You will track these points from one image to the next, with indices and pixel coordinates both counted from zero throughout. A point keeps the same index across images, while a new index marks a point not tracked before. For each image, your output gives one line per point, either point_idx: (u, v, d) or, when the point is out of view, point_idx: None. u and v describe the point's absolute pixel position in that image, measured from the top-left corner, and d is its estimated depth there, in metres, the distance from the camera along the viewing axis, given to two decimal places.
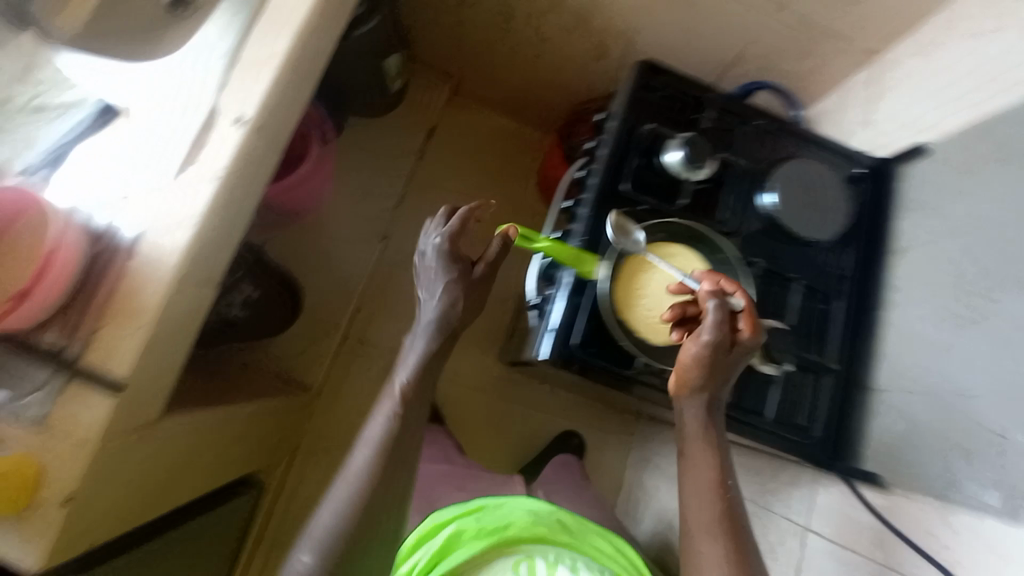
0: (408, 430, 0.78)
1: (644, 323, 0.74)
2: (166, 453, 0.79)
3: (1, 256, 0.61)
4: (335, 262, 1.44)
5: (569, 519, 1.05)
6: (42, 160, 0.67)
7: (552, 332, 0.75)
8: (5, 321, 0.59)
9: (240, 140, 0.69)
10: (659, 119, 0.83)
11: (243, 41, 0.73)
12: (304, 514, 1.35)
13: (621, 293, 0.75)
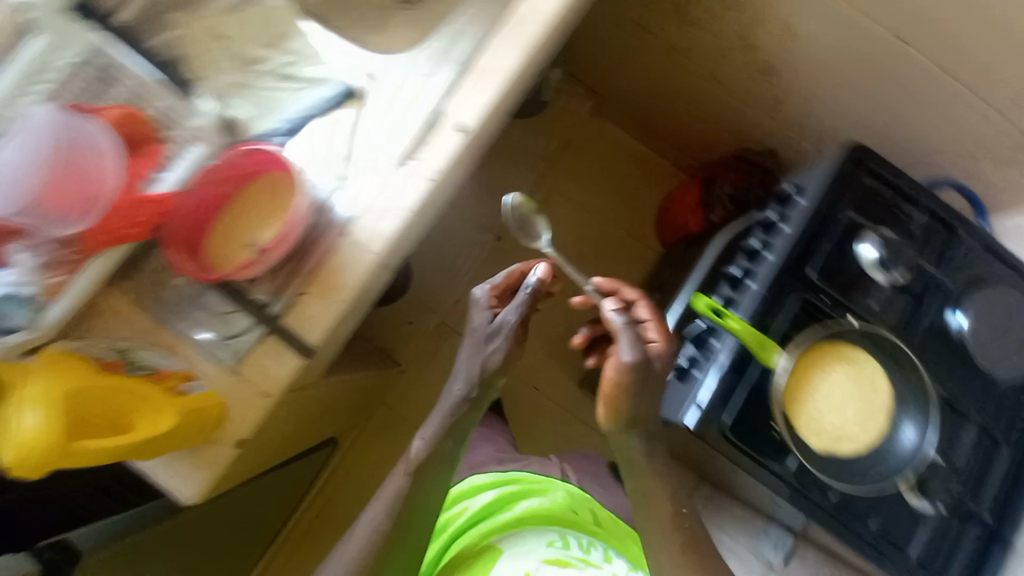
0: (465, 420, 0.90)
1: (809, 424, 0.72)
2: (303, 411, 0.83)
3: (239, 211, 0.66)
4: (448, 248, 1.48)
5: (604, 514, 1.00)
6: (283, 129, 0.70)
7: (700, 406, 0.72)
8: (232, 274, 0.64)
9: (458, 144, 0.69)
10: (861, 208, 0.79)
11: (482, 46, 0.72)
12: (364, 480, 1.40)
13: (793, 389, 0.73)
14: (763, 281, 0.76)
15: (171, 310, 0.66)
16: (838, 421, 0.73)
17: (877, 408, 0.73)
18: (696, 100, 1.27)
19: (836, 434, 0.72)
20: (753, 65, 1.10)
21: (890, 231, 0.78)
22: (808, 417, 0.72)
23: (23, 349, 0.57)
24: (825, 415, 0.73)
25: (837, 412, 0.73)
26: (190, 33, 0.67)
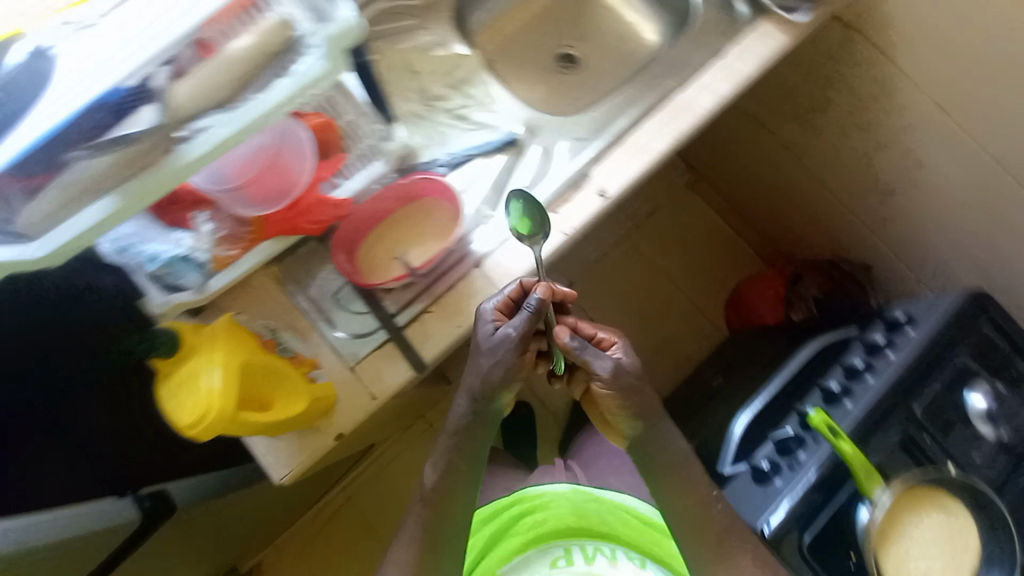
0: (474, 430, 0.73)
1: (896, 564, 0.72)
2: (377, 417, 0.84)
3: (395, 226, 0.72)
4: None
5: (609, 501, 0.86)
6: (446, 160, 0.76)
7: (777, 518, 0.74)
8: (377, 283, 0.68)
9: (598, 209, 0.74)
10: (975, 355, 0.81)
11: (635, 125, 0.79)
12: (382, 493, 1.36)
13: (887, 525, 0.73)
14: (867, 403, 0.79)
15: (306, 295, 0.70)
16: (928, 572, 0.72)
17: (968, 568, 0.72)
18: (803, 204, 1.30)
19: None
20: (867, 183, 1.13)
21: (1000, 385, 0.80)
22: (896, 556, 0.72)
23: (181, 308, 0.62)
24: (916, 561, 0.72)
25: (929, 563, 0.72)
26: (391, 64, 0.79)
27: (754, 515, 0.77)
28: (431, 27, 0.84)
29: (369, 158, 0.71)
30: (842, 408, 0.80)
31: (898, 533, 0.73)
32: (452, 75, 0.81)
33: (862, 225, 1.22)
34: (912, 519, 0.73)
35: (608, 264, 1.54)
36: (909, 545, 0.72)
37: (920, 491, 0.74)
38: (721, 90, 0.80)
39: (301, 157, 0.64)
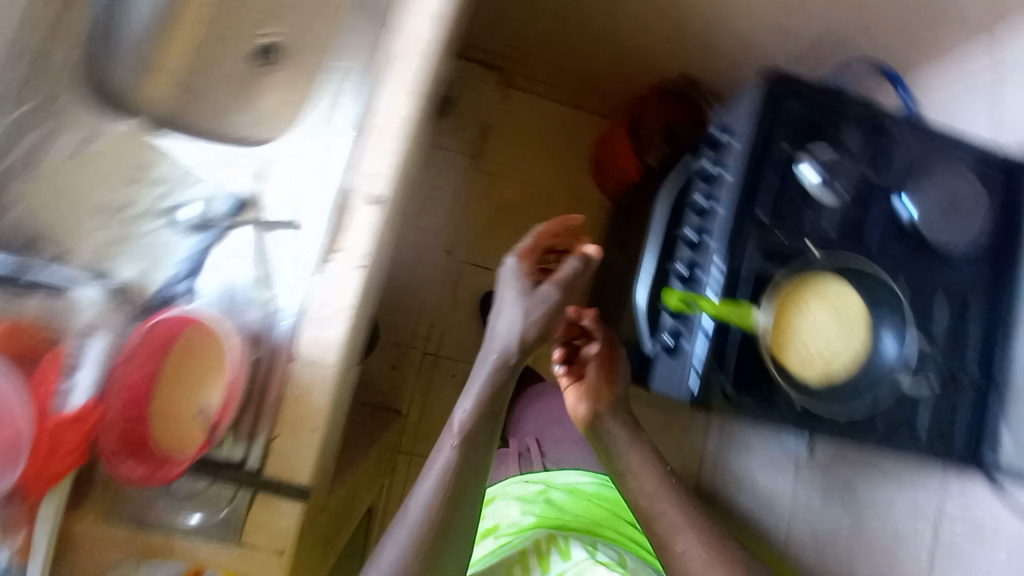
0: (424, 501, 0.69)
1: (801, 359, 0.76)
2: (335, 510, 0.81)
3: (169, 398, 0.60)
4: (395, 267, 1.40)
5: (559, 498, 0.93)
6: (182, 273, 0.62)
7: (704, 342, 0.77)
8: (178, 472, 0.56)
9: (377, 220, 0.64)
10: (793, 132, 0.79)
11: (365, 104, 0.66)
12: None
13: (777, 342, 0.76)
14: (717, 238, 0.79)
15: (146, 502, 0.60)
16: (832, 356, 0.76)
17: (857, 327, 0.76)
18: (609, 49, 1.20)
19: (825, 358, 0.76)
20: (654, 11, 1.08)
21: (826, 149, 0.78)
22: (800, 355, 0.76)
23: None
24: (814, 345, 0.76)
25: (836, 345, 0.76)
26: (47, 198, 0.63)
27: (689, 368, 0.79)
28: (72, 122, 0.67)
29: (82, 333, 0.57)
30: (702, 281, 0.81)
31: (801, 312, 0.77)
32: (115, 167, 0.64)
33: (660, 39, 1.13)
34: (830, 296, 0.77)
35: (472, 208, 1.47)
36: (807, 322, 0.76)
37: (783, 307, 0.77)
38: (429, 12, 0.67)
39: (8, 403, 0.52)
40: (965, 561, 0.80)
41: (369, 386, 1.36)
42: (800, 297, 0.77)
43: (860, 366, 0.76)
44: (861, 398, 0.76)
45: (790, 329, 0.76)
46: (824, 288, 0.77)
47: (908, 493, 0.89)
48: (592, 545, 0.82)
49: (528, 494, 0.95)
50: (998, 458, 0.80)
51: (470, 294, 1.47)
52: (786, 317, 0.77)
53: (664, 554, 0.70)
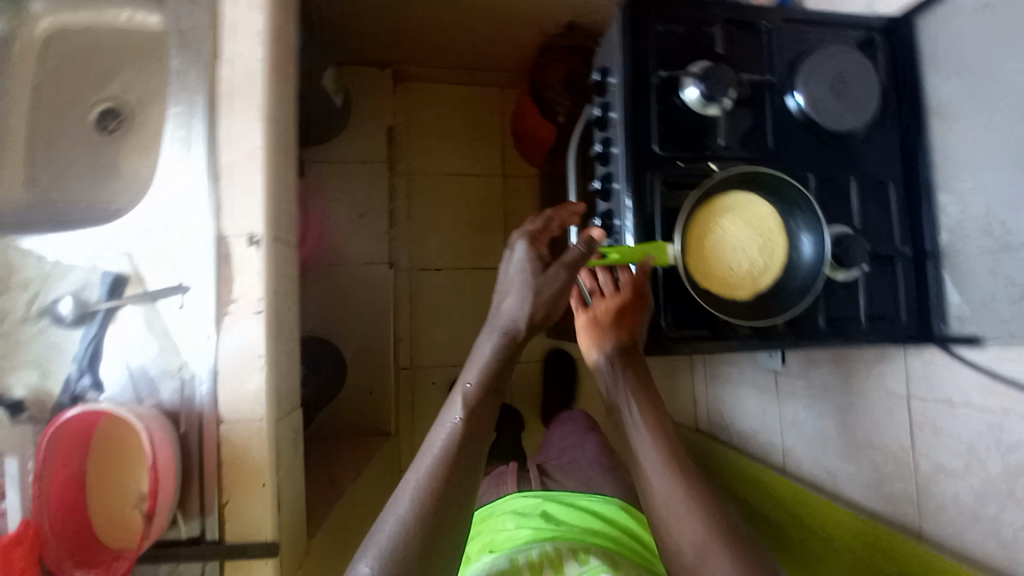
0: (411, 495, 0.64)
1: (724, 280, 0.75)
2: (327, 549, 0.81)
3: (102, 496, 0.57)
4: (338, 296, 1.37)
5: (556, 509, 0.87)
6: (78, 368, 0.60)
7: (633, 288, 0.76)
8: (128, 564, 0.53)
9: (265, 259, 0.63)
10: (665, 55, 0.77)
11: (215, 146, 0.64)
12: None
13: (698, 269, 0.75)
14: (622, 180, 0.77)
15: None
16: (753, 265, 0.75)
17: (772, 234, 0.75)
18: (484, 19, 1.18)
19: (746, 273, 0.75)
20: None
21: (703, 62, 0.75)
22: (722, 276, 0.75)
23: None
24: (734, 261, 0.76)
25: (755, 253, 0.75)
26: None
27: None
28: None
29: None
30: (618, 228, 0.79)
31: (712, 229, 0.76)
32: None
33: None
34: (737, 206, 0.76)
35: (404, 213, 1.45)
36: (721, 237, 0.76)
37: (697, 232, 0.75)
38: (255, 35, 0.66)
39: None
40: (941, 426, 0.81)
41: (352, 416, 1.35)
42: (708, 214, 0.76)
43: (781, 267, 0.75)
44: (794, 297, 0.74)
45: (706, 248, 0.75)
46: (731, 200, 0.76)
47: (875, 377, 0.92)
48: (585, 554, 0.72)
49: (524, 507, 0.89)
50: (949, 330, 0.79)
51: (426, 298, 1.46)
52: (702, 241, 0.75)
53: (650, 491, 0.68)
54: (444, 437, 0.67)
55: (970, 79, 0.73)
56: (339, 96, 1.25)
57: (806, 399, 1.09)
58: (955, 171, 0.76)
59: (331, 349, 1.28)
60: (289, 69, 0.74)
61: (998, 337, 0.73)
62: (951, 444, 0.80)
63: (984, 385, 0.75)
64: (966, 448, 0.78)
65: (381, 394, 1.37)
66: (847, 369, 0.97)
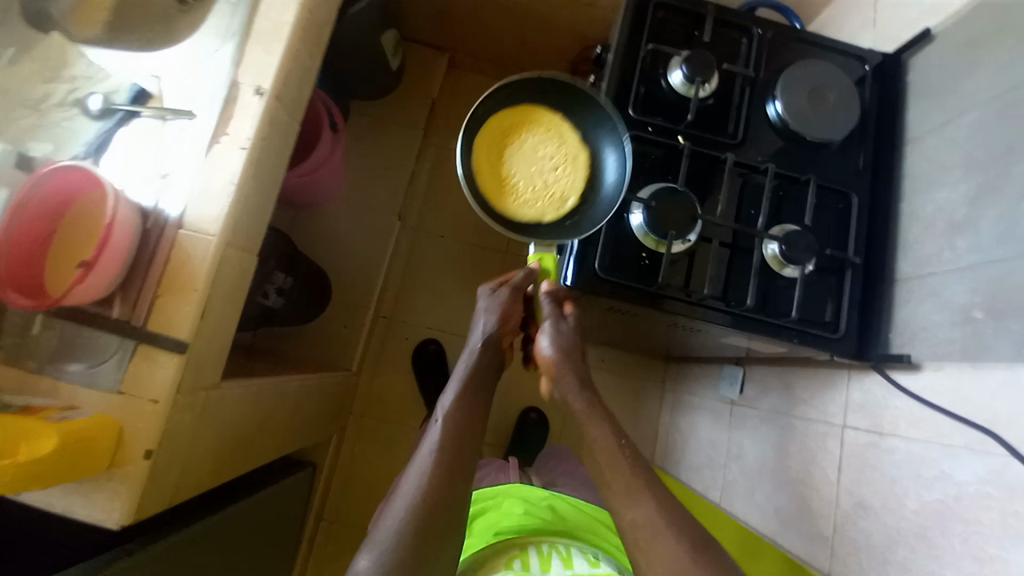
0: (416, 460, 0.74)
1: (545, 192, 0.79)
2: (246, 405, 0.88)
3: (60, 252, 0.66)
4: (343, 234, 1.48)
5: (562, 504, 1.00)
6: (86, 152, 0.70)
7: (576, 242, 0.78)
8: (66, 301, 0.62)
9: (262, 109, 0.72)
10: (660, 39, 0.84)
11: (254, 9, 0.75)
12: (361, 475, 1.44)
13: (518, 205, 0.78)
14: (592, 137, 0.81)
15: (44, 350, 0.67)
16: (558, 167, 0.80)
17: (557, 139, 0.81)
18: (536, 21, 1.31)
19: (557, 176, 0.79)
20: None
21: (690, 50, 0.82)
22: (540, 192, 0.79)
23: None
24: (543, 176, 0.79)
25: (549, 155, 0.80)
26: None
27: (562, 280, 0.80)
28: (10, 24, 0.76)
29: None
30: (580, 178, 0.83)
31: (520, 189, 0.78)
32: (44, 67, 0.74)
33: (578, 2, 1.23)
34: (505, 159, 0.79)
35: (426, 179, 1.58)
36: (527, 176, 0.79)
37: (491, 179, 0.78)
38: None
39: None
40: (869, 460, 0.77)
41: (319, 343, 1.42)
42: (509, 193, 0.78)
43: (571, 116, 0.82)
44: (612, 129, 0.80)
45: (536, 190, 0.79)
46: (492, 165, 0.78)
47: (816, 407, 0.88)
48: (595, 557, 0.84)
49: (532, 500, 1.00)
50: (890, 349, 0.76)
51: (421, 262, 1.56)
52: (500, 180, 0.78)
53: (627, 524, 0.73)
54: (428, 451, 0.80)
55: (951, 108, 0.76)
56: (395, 58, 1.41)
57: (756, 426, 1.04)
58: (924, 195, 0.77)
59: (318, 274, 1.37)
60: None
61: (936, 361, 0.70)
62: (874, 480, 0.75)
63: (914, 414, 0.71)
64: (887, 481, 0.74)
65: (352, 333, 1.44)
66: (800, 394, 0.93)
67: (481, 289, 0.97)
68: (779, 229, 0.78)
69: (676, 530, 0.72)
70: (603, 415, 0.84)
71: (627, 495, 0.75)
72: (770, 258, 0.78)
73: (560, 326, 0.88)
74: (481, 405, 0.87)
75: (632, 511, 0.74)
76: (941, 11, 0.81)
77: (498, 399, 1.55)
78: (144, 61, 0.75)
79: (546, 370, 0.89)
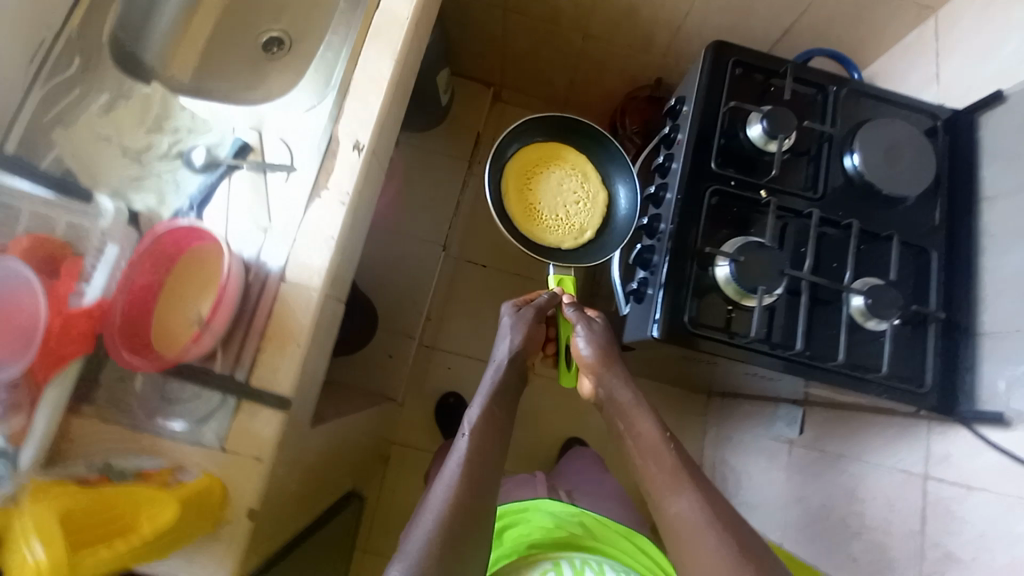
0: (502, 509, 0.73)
1: (563, 224, 1.01)
2: (319, 451, 0.87)
3: (168, 309, 0.66)
4: (390, 264, 1.48)
5: (592, 521, 0.93)
6: (189, 205, 0.71)
7: (662, 295, 0.79)
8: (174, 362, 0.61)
9: (361, 164, 0.73)
10: (738, 96, 0.87)
11: (354, 65, 0.77)
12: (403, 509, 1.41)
13: (548, 232, 0.99)
14: (676, 189, 0.83)
15: (143, 405, 0.67)
16: (571, 202, 1.03)
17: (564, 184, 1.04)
18: (587, 62, 1.35)
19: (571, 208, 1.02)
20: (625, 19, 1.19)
21: (769, 106, 0.84)
22: (560, 224, 1.00)
23: None
24: (561, 209, 1.02)
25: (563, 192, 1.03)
26: (81, 143, 0.70)
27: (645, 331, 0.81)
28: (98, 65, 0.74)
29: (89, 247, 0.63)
30: (661, 230, 0.84)
31: (544, 218, 1.01)
32: (141, 117, 0.74)
33: (631, 47, 1.27)
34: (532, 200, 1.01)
35: (470, 209, 1.59)
36: (551, 206, 1.01)
37: (523, 215, 0.99)
38: None
39: (34, 292, 0.58)
40: (952, 513, 0.77)
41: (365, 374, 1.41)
42: (532, 219, 1.00)
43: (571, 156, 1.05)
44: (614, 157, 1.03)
45: (557, 220, 1.01)
46: (524, 205, 1.00)
47: (891, 456, 0.88)
48: None
49: (560, 514, 0.93)
50: (975, 407, 0.77)
51: (463, 291, 1.56)
52: (531, 215, 1.00)
53: (675, 526, 0.71)
54: (458, 460, 0.76)
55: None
56: (445, 93, 1.44)
57: (821, 468, 1.04)
58: (1002, 253, 0.79)
59: (367, 305, 1.37)
60: (427, 33, 0.88)
61: None
62: (961, 533, 0.75)
63: (1005, 471, 0.72)
64: (976, 536, 0.74)
65: (398, 364, 1.44)
66: (869, 440, 0.93)
67: (502, 308, 0.97)
68: (862, 282, 0.79)
69: (726, 527, 0.68)
70: (648, 409, 0.84)
71: (687, 502, 0.72)
72: (853, 312, 0.78)
73: (595, 326, 0.93)
74: (510, 419, 0.85)
75: (679, 504, 0.72)
76: (1007, 74, 0.84)
77: (540, 431, 1.53)
78: (242, 114, 0.75)
79: (585, 370, 0.90)
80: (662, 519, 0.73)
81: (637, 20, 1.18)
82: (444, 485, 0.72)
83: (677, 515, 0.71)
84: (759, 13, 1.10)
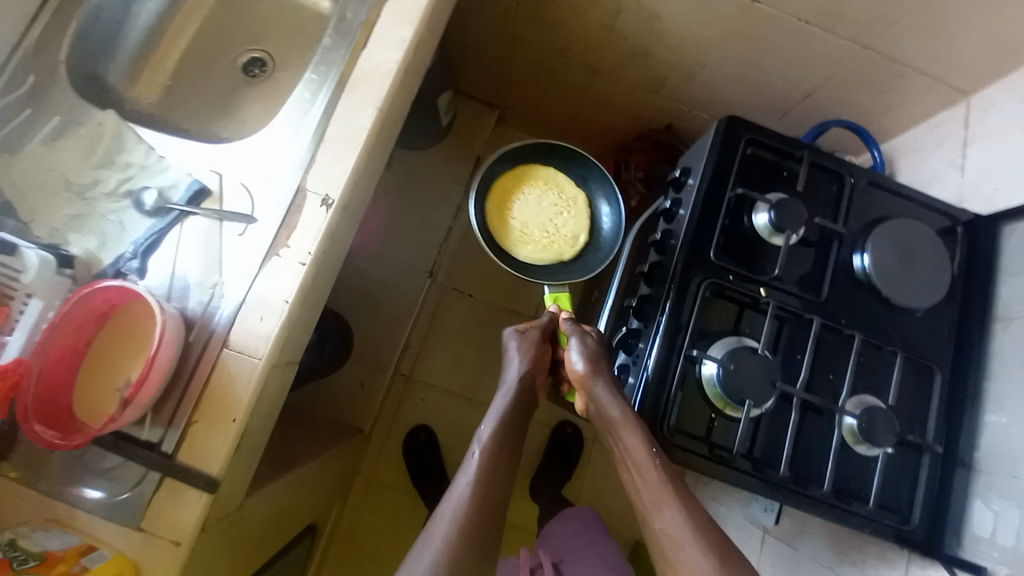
0: None
1: (550, 241, 0.90)
2: (262, 509, 0.82)
3: (99, 369, 0.62)
4: (371, 288, 1.42)
5: None
6: (133, 251, 0.65)
7: (642, 392, 0.74)
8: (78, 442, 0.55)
9: (327, 223, 0.67)
10: (747, 178, 0.80)
11: (327, 110, 0.70)
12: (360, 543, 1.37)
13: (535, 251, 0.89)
14: (670, 274, 0.76)
15: (59, 468, 0.62)
16: (554, 216, 0.92)
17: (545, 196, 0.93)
18: (596, 99, 1.27)
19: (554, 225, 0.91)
20: (638, 63, 1.11)
21: (779, 194, 0.78)
22: (543, 243, 0.89)
23: None
24: (544, 226, 0.91)
25: (546, 206, 0.92)
26: (28, 175, 0.67)
27: None
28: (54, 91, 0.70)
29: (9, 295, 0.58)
30: (649, 315, 0.78)
31: (528, 236, 0.90)
32: (94, 148, 0.69)
33: (643, 91, 1.19)
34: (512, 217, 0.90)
35: (461, 235, 1.52)
36: (533, 223, 0.90)
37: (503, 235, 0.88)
38: (398, 38, 0.73)
39: None
40: None
41: (333, 400, 1.36)
42: (518, 241, 0.88)
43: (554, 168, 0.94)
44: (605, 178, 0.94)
45: (547, 236, 0.90)
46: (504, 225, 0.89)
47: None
48: None
49: None
50: (961, 551, 0.71)
51: (446, 320, 1.49)
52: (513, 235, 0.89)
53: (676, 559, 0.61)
54: (456, 502, 0.65)
55: None
56: (446, 116, 1.37)
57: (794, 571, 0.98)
58: (1008, 387, 0.73)
59: (343, 330, 1.31)
60: (417, 73, 0.81)
61: None
62: None
63: None
64: None
65: (371, 392, 1.38)
66: (845, 554, 0.87)
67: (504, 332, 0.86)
68: (857, 402, 0.73)
69: (717, 553, 0.61)
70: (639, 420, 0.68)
71: (687, 529, 0.63)
72: (846, 432, 0.73)
73: (588, 341, 0.78)
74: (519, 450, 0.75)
75: (663, 519, 0.64)
76: None
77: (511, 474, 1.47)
78: (201, 153, 0.70)
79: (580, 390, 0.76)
80: (659, 546, 0.64)
81: (650, 65, 1.10)
82: (438, 523, 0.64)
83: (666, 534, 0.63)
84: (782, 76, 1.02)
